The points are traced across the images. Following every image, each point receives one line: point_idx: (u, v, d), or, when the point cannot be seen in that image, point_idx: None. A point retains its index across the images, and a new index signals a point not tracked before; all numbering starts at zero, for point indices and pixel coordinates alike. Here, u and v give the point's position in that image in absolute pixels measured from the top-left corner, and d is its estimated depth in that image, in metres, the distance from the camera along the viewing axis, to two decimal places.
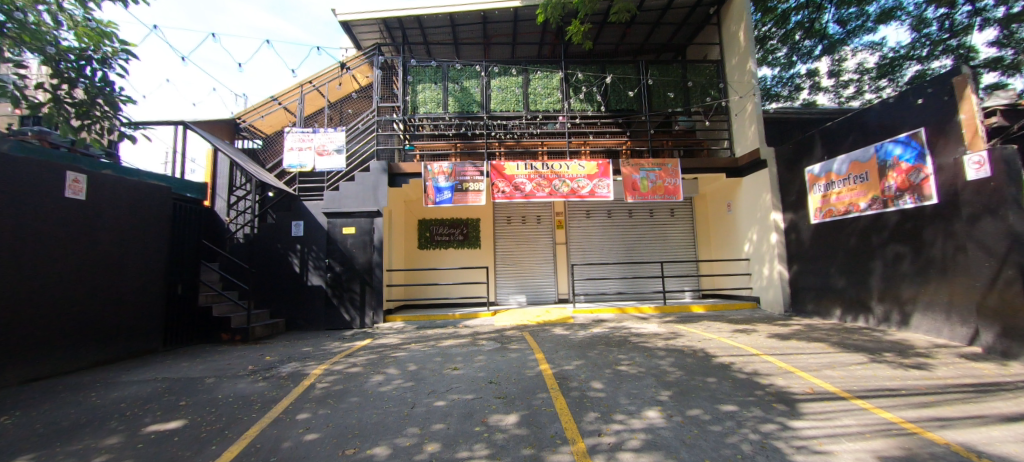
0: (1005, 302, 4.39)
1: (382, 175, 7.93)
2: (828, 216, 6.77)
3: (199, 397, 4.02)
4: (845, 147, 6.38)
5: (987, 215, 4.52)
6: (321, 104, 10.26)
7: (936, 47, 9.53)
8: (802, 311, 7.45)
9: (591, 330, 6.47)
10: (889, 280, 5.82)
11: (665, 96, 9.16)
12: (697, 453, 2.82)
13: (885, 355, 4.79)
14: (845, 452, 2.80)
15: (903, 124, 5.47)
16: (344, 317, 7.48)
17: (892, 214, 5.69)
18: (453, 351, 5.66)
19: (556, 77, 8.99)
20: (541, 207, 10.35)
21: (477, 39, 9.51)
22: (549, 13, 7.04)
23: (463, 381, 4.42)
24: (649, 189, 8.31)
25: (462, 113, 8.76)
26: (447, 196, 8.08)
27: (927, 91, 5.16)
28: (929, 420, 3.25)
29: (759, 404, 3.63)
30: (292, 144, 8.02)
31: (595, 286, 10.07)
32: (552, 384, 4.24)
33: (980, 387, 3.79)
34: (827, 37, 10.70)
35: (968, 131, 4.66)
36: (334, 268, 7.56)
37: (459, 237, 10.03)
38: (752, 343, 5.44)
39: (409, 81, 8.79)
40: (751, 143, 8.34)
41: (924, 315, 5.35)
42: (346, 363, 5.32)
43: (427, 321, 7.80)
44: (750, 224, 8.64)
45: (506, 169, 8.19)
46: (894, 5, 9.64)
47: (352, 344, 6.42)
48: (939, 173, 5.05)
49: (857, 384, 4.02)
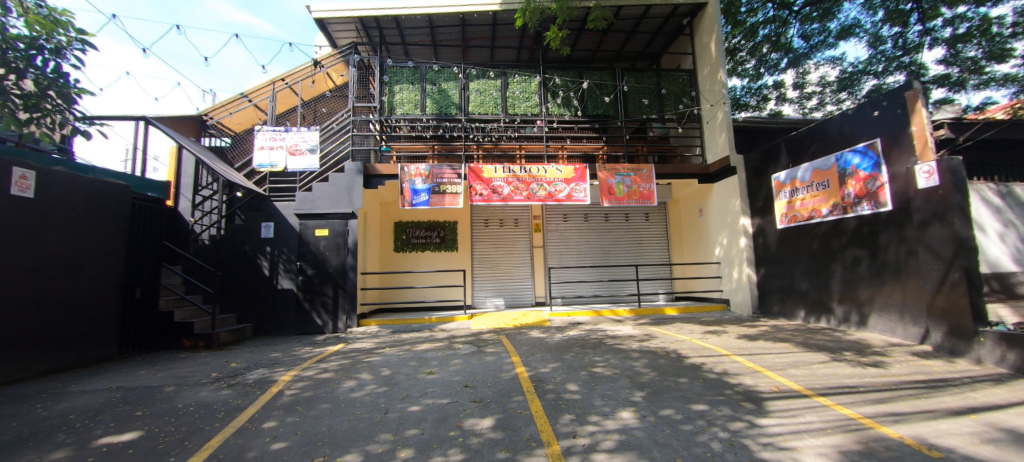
0: (952, 302, 4.68)
1: (357, 176, 7.79)
2: (792, 221, 7.06)
3: (157, 407, 3.80)
4: (808, 156, 6.69)
5: (935, 221, 4.81)
6: (295, 103, 9.95)
7: (890, 63, 10.14)
8: (768, 313, 7.74)
9: (567, 333, 6.51)
10: (848, 283, 6.11)
11: (640, 102, 9.31)
12: (670, 452, 2.87)
13: (845, 354, 5.02)
14: (808, 448, 2.92)
15: (861, 135, 5.77)
16: (316, 322, 7.25)
17: (851, 219, 5.99)
18: (428, 355, 5.57)
19: (534, 81, 9.06)
20: (519, 211, 10.36)
21: (455, 41, 9.49)
22: (527, 18, 7.09)
23: (438, 385, 4.35)
24: (625, 194, 8.46)
25: (440, 115, 8.70)
26: (423, 198, 7.99)
27: (882, 104, 5.47)
28: (884, 415, 3.42)
29: (728, 403, 3.73)
30: (262, 142, 7.73)
31: (572, 289, 10.15)
32: (528, 386, 4.24)
33: (930, 383, 4.02)
34: (792, 51, 11.17)
35: (919, 142, 4.98)
36: (305, 270, 7.32)
37: (436, 240, 9.92)
38: (722, 344, 5.60)
39: (385, 81, 8.66)
40: (722, 150, 8.63)
41: (880, 315, 5.64)
42: (316, 368, 5.15)
43: (402, 325, 7.66)
44: (720, 229, 8.91)
45: (484, 172, 8.17)
46: (853, 22, 10.17)
47: (324, 349, 6.24)
48: (893, 181, 5.36)
49: (819, 382, 4.19)
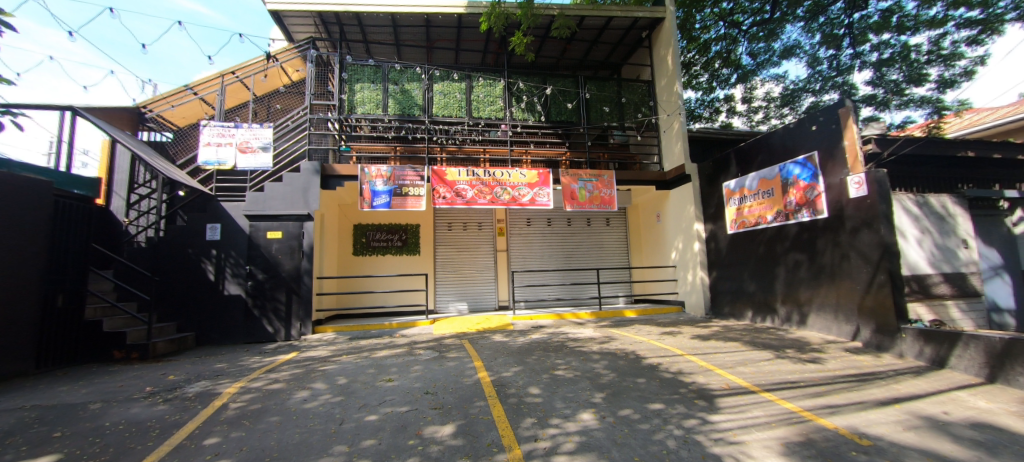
0: (879, 302, 5.12)
1: (314, 176, 7.48)
2: (741, 226, 7.48)
3: (80, 426, 3.42)
4: (755, 166, 7.13)
5: (865, 228, 5.26)
6: (246, 98, 9.39)
7: (826, 82, 11.03)
8: (720, 314, 8.14)
9: (530, 336, 6.54)
10: (790, 285, 6.55)
11: (601, 110, 9.56)
12: (628, 451, 2.93)
13: (787, 351, 5.37)
14: (754, 441, 3.07)
15: (801, 147, 6.23)
16: (266, 329, 6.84)
17: (792, 225, 6.44)
18: (387, 362, 5.40)
19: (499, 85, 9.08)
20: (483, 215, 10.33)
21: (420, 42, 9.38)
22: (492, 22, 7.07)
23: (398, 393, 4.22)
24: (587, 199, 8.65)
25: (403, 116, 8.54)
26: (384, 201, 7.78)
27: (819, 119, 5.93)
28: (821, 408, 3.67)
29: (683, 401, 3.87)
30: (208, 138, 7.25)
31: (534, 292, 10.25)
32: (490, 391, 4.20)
33: (861, 376, 4.37)
34: (741, 67, 11.91)
35: (851, 156, 5.44)
36: (255, 275, 6.90)
37: (397, 243, 9.69)
38: (678, 345, 5.82)
39: (345, 79, 8.39)
40: (677, 159, 9.03)
41: (818, 315, 6.07)
42: (266, 379, 4.85)
43: (361, 331, 7.39)
44: (676, 234, 9.29)
45: (447, 175, 8.07)
46: (794, 43, 10.99)
47: (274, 358, 5.89)
48: (829, 190, 5.82)
49: (764, 378, 4.45)
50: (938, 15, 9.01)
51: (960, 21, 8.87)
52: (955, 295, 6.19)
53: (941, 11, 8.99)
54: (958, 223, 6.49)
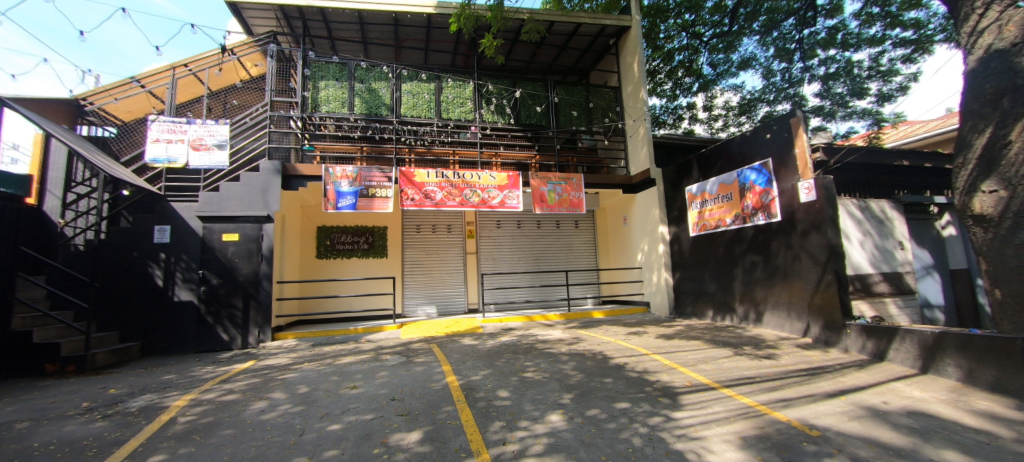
0: (826, 300, 5.46)
1: (275, 176, 7.15)
2: (702, 229, 7.78)
3: (3, 448, 3.10)
4: (714, 171, 7.45)
5: (814, 230, 5.59)
6: (200, 93, 8.79)
7: (779, 93, 11.71)
8: (683, 314, 8.43)
9: (499, 339, 6.52)
10: (747, 285, 6.87)
11: (570, 114, 9.70)
12: (595, 451, 2.97)
13: (744, 348, 5.62)
14: (714, 436, 3.19)
15: (757, 154, 6.56)
16: (221, 337, 6.46)
17: (749, 228, 6.76)
18: (352, 368, 5.23)
19: (468, 87, 9.04)
20: (452, 217, 10.23)
21: (387, 41, 9.20)
22: (462, 22, 7.02)
23: (362, 400, 4.09)
24: (556, 201, 8.74)
25: (369, 115, 8.33)
26: (349, 202, 7.55)
27: (773, 128, 6.27)
28: (776, 401, 3.87)
29: (648, 399, 3.97)
30: (158, 134, 6.87)
31: (504, 295, 10.25)
32: (458, 395, 4.14)
33: (811, 371, 4.64)
34: (702, 77, 12.43)
35: (801, 163, 5.78)
36: (209, 280, 6.51)
37: (363, 246, 9.44)
38: (643, 344, 5.97)
39: (308, 75, 8.12)
40: (643, 163, 9.26)
41: (772, 313, 6.40)
42: (220, 390, 4.57)
43: (324, 337, 7.13)
44: (642, 237, 9.54)
45: (416, 176, 7.93)
46: (750, 56, 11.58)
47: (229, 367, 5.58)
48: (782, 195, 6.16)
49: (724, 375, 4.64)
50: (877, 35, 9.79)
51: (896, 40, 9.65)
52: (893, 293, 6.69)
53: (879, 31, 9.75)
54: (895, 227, 7.02)
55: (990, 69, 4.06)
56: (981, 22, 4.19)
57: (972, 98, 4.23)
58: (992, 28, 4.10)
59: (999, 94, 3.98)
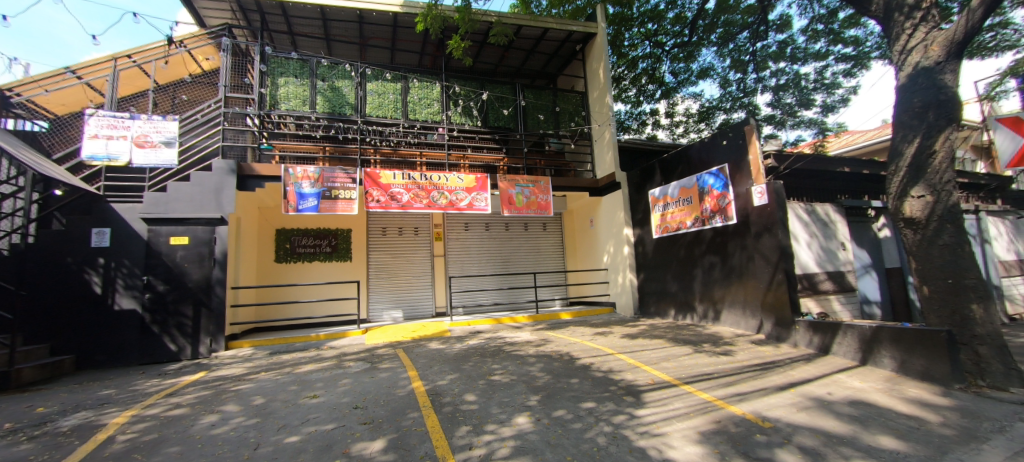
0: (778, 298, 5.77)
1: (229, 176, 6.79)
2: (665, 231, 8.04)
3: None
4: (676, 175, 7.73)
5: (766, 232, 5.91)
6: (147, 86, 8.14)
7: (734, 102, 12.34)
8: (647, 313, 8.67)
9: (466, 342, 6.46)
10: (706, 285, 7.17)
11: (537, 118, 9.81)
12: (561, 451, 2.99)
13: (704, 346, 5.85)
14: (675, 432, 3.30)
15: (714, 160, 6.87)
16: (168, 348, 6.04)
17: (708, 230, 7.06)
18: (312, 377, 5.02)
19: (435, 88, 8.94)
20: (419, 219, 10.07)
21: (352, 38, 8.97)
22: (429, 22, 6.92)
23: (324, 409, 3.93)
24: (524, 204, 8.77)
25: (332, 114, 8.09)
26: (312, 204, 7.27)
27: (728, 135, 6.58)
28: (732, 396, 4.05)
29: (613, 398, 4.05)
30: (96, 129, 6.35)
31: (472, 298, 10.17)
32: (424, 401, 4.06)
33: (764, 365, 4.89)
34: (664, 84, 12.89)
35: (754, 168, 6.10)
36: (155, 286, 6.08)
37: (326, 249, 9.13)
38: (608, 344, 6.09)
39: (266, 71, 7.79)
40: (608, 167, 9.48)
41: (729, 311, 6.70)
42: (165, 404, 4.27)
43: (283, 345, 6.82)
44: (608, 239, 9.76)
45: (381, 177, 7.74)
46: (709, 66, 12.13)
47: (177, 380, 5.22)
48: (737, 199, 6.47)
49: (684, 372, 4.81)
50: (821, 50, 10.51)
51: (838, 56, 10.39)
52: (837, 290, 7.18)
53: (823, 46, 10.48)
54: (837, 229, 7.54)
55: (918, 84, 4.45)
56: (910, 41, 4.57)
57: (902, 111, 4.61)
58: (919, 47, 4.49)
59: (926, 108, 4.38)
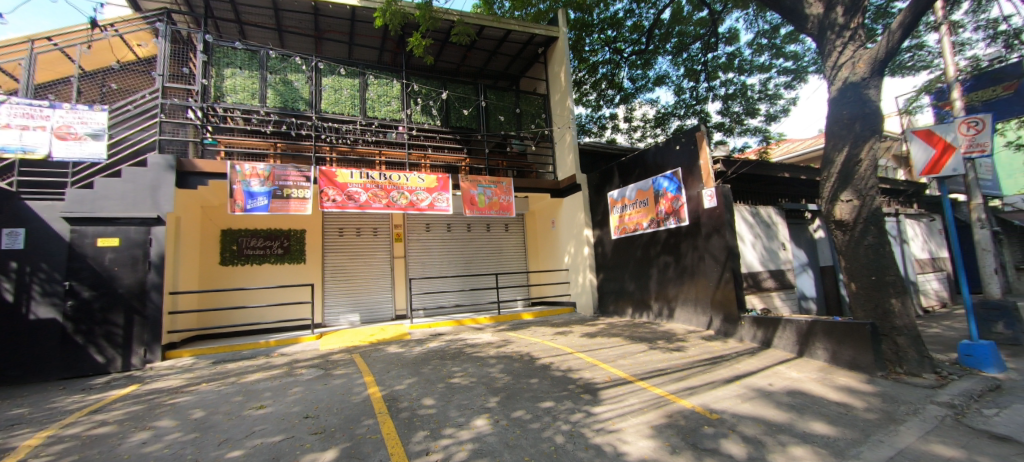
0: (725, 296, 6.10)
1: (167, 173, 6.32)
2: (622, 232, 8.27)
3: None
4: (633, 178, 7.98)
5: (715, 234, 6.23)
6: (70, 72, 7.32)
7: (688, 109, 12.91)
8: (606, 312, 8.90)
9: (427, 345, 6.35)
10: (661, 284, 7.45)
11: (499, 119, 9.79)
12: (519, 452, 3.00)
13: (658, 342, 6.08)
14: (629, 427, 3.40)
15: (669, 164, 7.16)
16: (93, 360, 5.51)
17: (663, 231, 7.37)
18: (260, 386, 4.75)
19: (395, 86, 8.74)
20: (379, 220, 9.83)
21: (306, 31, 8.60)
22: (388, 18, 6.70)
23: (271, 421, 3.72)
24: (486, 205, 8.74)
25: (284, 109, 7.74)
26: (261, 203, 6.87)
27: (681, 140, 6.87)
28: (683, 390, 4.24)
29: (571, 397, 4.11)
30: (9, 118, 5.68)
31: (433, 299, 10.06)
32: (380, 407, 3.95)
33: (713, 360, 5.15)
34: (623, 90, 13.23)
35: (705, 173, 6.41)
36: (78, 293, 5.52)
37: (277, 251, 8.68)
38: (568, 343, 6.19)
39: (209, 61, 7.32)
40: (569, 169, 9.64)
41: (682, 309, 7.00)
42: (88, 422, 3.88)
43: (228, 353, 6.40)
44: (569, 240, 9.92)
45: (338, 176, 7.46)
46: (664, 74, 12.61)
47: (105, 394, 4.77)
48: (689, 202, 6.78)
49: (639, 368, 4.97)
50: (765, 62, 11.22)
51: (780, 69, 11.13)
52: (778, 288, 7.70)
53: (767, 59, 11.18)
54: (778, 230, 8.07)
55: (846, 98, 4.86)
56: (841, 57, 4.95)
57: (833, 122, 5.01)
58: (848, 64, 4.89)
59: (853, 120, 4.79)
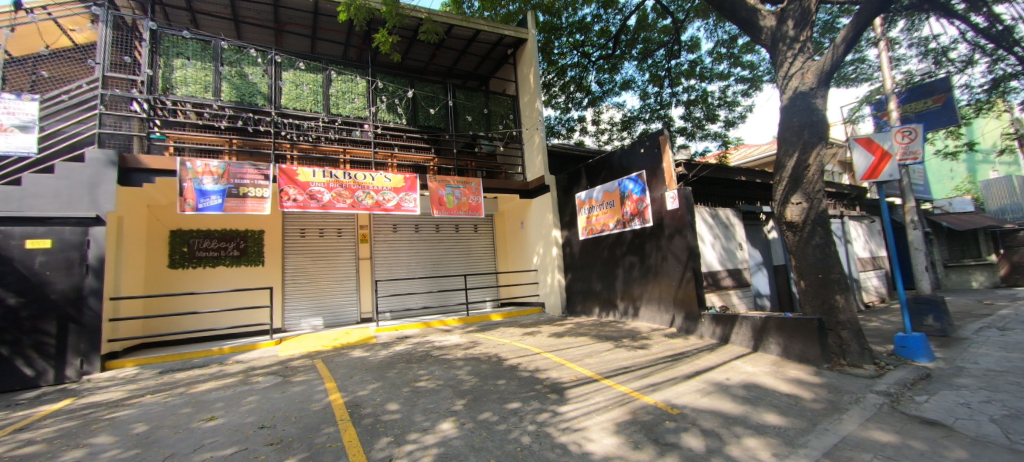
0: (687, 295, 6.32)
1: (109, 169, 5.88)
2: (590, 233, 8.42)
3: None
4: (600, 180, 8.13)
5: (678, 234, 6.44)
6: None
7: (652, 114, 13.31)
8: (573, 312, 9.03)
9: (392, 348, 6.22)
10: (626, 283, 7.64)
11: (467, 119, 9.73)
12: (484, 454, 2.98)
13: (623, 341, 6.22)
14: (594, 425, 3.45)
15: (634, 166, 7.34)
16: (20, 373, 5.01)
17: (628, 232, 7.56)
18: (211, 396, 4.49)
19: (360, 82, 8.54)
20: (343, 220, 9.54)
21: (265, 22, 8.26)
22: (352, 13, 6.49)
23: (222, 433, 3.52)
24: (454, 205, 8.66)
25: (240, 103, 7.39)
26: (215, 203, 6.51)
27: (646, 144, 7.06)
28: (646, 386, 4.35)
29: (537, 397, 4.13)
30: None
31: (401, 301, 9.88)
32: (342, 414, 3.82)
33: (675, 357, 5.32)
34: (591, 93, 13.48)
35: (668, 175, 6.62)
36: (2, 300, 5.00)
37: (232, 253, 8.25)
38: (536, 344, 6.22)
39: (156, 50, 6.88)
40: (538, 170, 9.70)
41: (647, 307, 7.19)
42: (10, 442, 3.52)
43: (177, 362, 6.01)
44: (537, 240, 9.99)
45: (299, 175, 7.19)
46: (630, 78, 12.94)
47: (32, 411, 4.35)
48: (653, 203, 6.98)
49: (605, 367, 5.07)
50: (724, 71, 11.74)
51: (738, 77, 11.68)
52: (735, 286, 8.06)
53: (726, 68, 11.70)
54: (735, 231, 8.45)
55: (797, 106, 5.14)
56: (792, 68, 5.24)
57: (784, 129, 5.29)
58: (798, 74, 5.18)
59: (802, 127, 5.08)
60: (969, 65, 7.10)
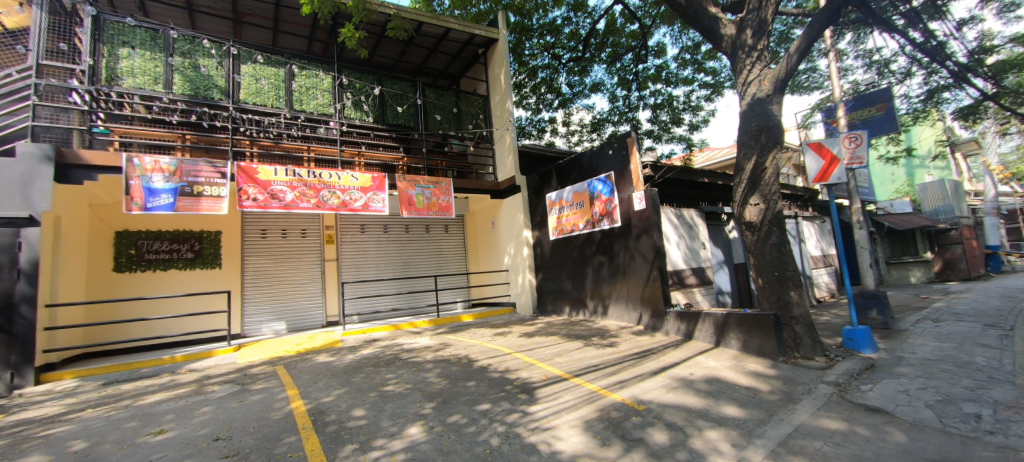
0: (653, 293, 6.50)
1: (44, 165, 5.42)
2: (560, 233, 8.50)
3: None
4: (569, 180, 8.23)
5: (644, 234, 6.63)
6: None
7: (620, 116, 13.61)
8: (544, 311, 9.11)
9: (359, 352, 6.06)
10: (596, 282, 7.78)
11: (436, 118, 9.62)
12: (453, 458, 2.95)
13: (592, 339, 6.32)
14: (563, 424, 3.49)
15: (602, 167, 7.48)
16: None
17: (597, 232, 7.70)
18: (161, 408, 4.22)
19: (326, 78, 8.28)
20: (308, 220, 9.21)
21: (221, 12, 7.88)
22: (316, 7, 6.27)
23: (173, 447, 3.31)
24: (424, 205, 8.53)
25: (194, 97, 7.01)
26: (165, 202, 6.12)
27: (614, 146, 7.22)
28: (614, 383, 4.44)
29: (507, 398, 4.14)
30: None
31: (369, 304, 9.65)
32: (304, 422, 3.69)
33: (642, 353, 5.46)
34: (562, 94, 13.63)
35: (635, 177, 6.80)
36: None
37: (187, 255, 7.82)
38: (506, 344, 6.22)
39: (98, 38, 6.43)
40: (508, 170, 9.72)
41: (615, 306, 7.35)
42: None
43: (123, 373, 5.61)
44: (508, 241, 10.01)
45: (259, 173, 6.88)
46: (600, 81, 13.16)
47: None
48: (621, 204, 7.14)
49: (575, 365, 5.13)
50: (688, 76, 12.16)
51: (701, 82, 12.11)
52: (699, 284, 8.36)
53: (690, 73, 12.11)
54: (699, 231, 8.77)
55: (755, 112, 5.37)
56: (750, 74, 5.48)
57: (743, 133, 5.52)
58: (755, 81, 5.43)
59: (760, 131, 5.32)
60: (907, 76, 7.66)
